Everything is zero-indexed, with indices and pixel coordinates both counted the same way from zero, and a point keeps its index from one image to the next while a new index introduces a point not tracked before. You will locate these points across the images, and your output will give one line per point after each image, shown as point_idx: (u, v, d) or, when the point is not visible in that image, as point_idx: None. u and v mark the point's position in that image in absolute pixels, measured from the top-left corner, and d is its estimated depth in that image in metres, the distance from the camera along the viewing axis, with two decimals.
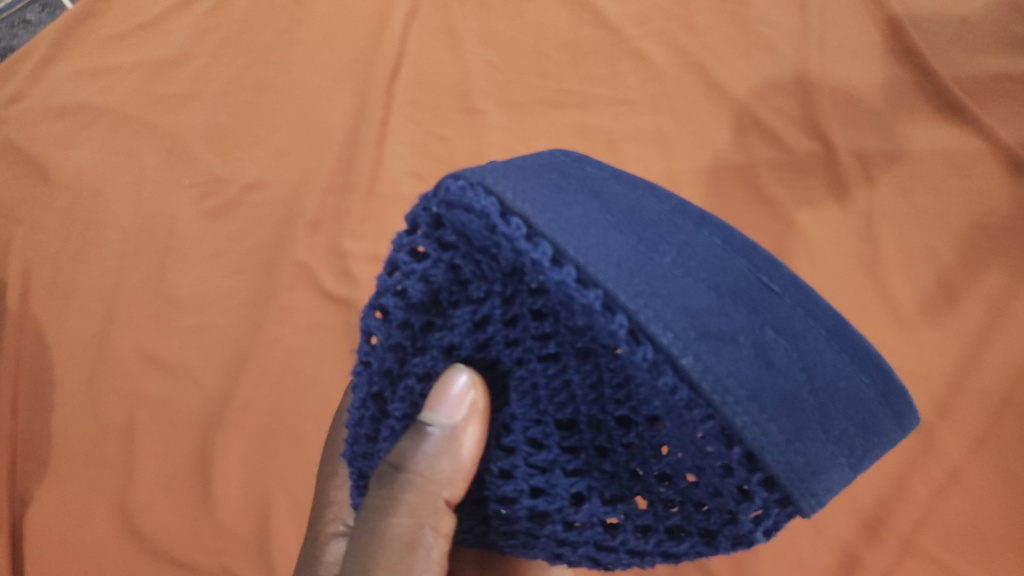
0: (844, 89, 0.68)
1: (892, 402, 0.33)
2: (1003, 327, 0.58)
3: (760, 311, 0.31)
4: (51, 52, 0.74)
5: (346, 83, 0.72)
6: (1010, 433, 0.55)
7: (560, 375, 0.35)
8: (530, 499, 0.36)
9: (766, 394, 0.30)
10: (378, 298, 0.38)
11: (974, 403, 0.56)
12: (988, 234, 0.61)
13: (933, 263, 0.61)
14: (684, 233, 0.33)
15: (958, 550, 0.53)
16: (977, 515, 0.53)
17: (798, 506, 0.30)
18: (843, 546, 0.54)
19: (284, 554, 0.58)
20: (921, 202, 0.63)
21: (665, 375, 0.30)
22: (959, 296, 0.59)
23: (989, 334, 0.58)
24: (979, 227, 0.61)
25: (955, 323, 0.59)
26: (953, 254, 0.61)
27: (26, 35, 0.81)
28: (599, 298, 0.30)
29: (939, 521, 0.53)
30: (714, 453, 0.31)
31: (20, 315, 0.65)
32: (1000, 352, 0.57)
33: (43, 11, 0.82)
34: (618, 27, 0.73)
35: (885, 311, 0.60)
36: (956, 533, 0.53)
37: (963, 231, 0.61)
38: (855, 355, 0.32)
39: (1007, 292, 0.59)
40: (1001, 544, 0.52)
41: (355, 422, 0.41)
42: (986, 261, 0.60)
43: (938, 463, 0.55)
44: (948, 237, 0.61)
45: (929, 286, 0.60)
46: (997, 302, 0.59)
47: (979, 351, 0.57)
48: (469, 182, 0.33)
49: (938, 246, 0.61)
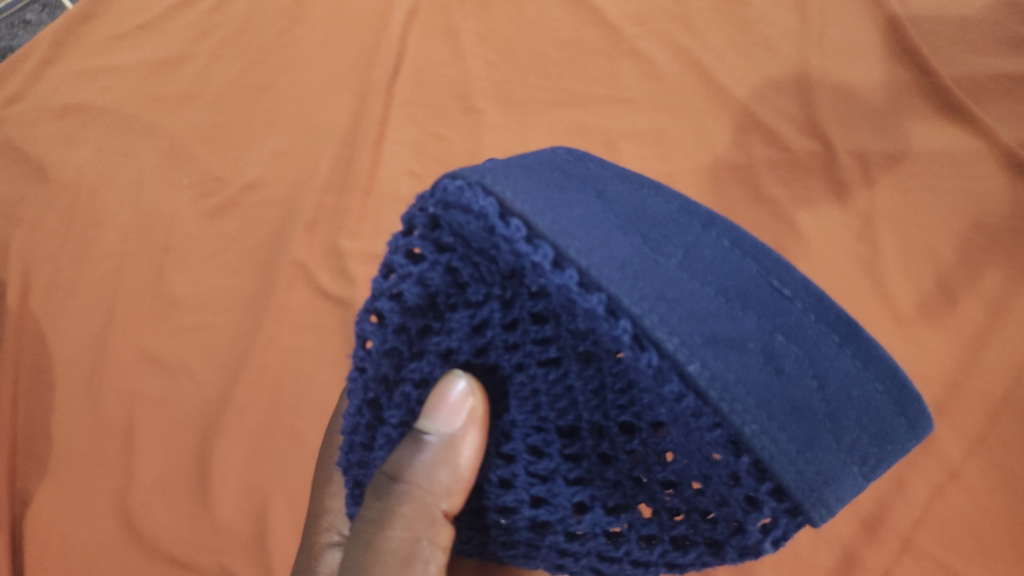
0: (845, 87, 0.67)
1: (907, 409, 0.31)
2: (1003, 328, 0.57)
3: (769, 315, 0.30)
4: (51, 52, 0.72)
5: (345, 82, 0.71)
6: (1010, 433, 0.54)
7: (561, 380, 0.34)
8: (530, 509, 0.35)
9: (776, 401, 0.29)
10: (373, 302, 0.37)
11: (973, 403, 0.55)
12: (988, 234, 0.60)
13: (933, 262, 0.60)
14: (690, 234, 0.32)
15: (957, 553, 0.51)
16: (977, 517, 0.52)
17: (808, 516, 0.29)
18: (843, 545, 0.53)
19: (274, 554, 0.57)
20: (922, 202, 0.61)
21: (671, 382, 0.29)
22: (958, 297, 0.58)
23: (990, 335, 0.57)
24: (979, 226, 0.60)
25: (955, 324, 0.57)
26: (954, 254, 0.60)
27: (26, 35, 0.80)
28: (602, 302, 0.29)
29: (938, 522, 0.52)
30: (721, 463, 0.30)
31: (20, 314, 0.64)
32: (999, 351, 0.56)
33: (43, 11, 0.81)
34: (620, 26, 0.71)
35: (885, 310, 0.59)
36: (955, 531, 0.52)
37: (964, 229, 0.60)
38: (870, 361, 0.31)
39: (1007, 291, 0.58)
40: (1002, 547, 0.51)
41: (349, 429, 0.40)
42: (986, 261, 0.59)
43: (937, 461, 0.54)
44: (948, 237, 0.60)
45: (928, 284, 0.59)
46: (997, 302, 0.58)
47: (978, 350, 0.56)
48: (467, 182, 0.32)
49: (938, 246, 0.60)
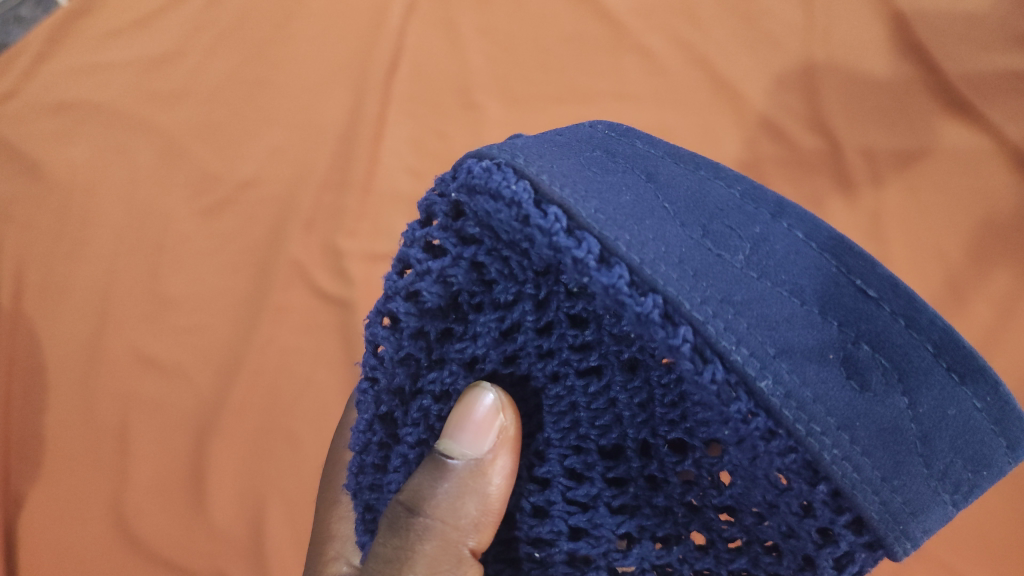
0: (864, 81, 0.60)
1: (1007, 429, 0.26)
2: (1017, 329, 0.52)
3: (850, 321, 0.26)
4: (45, 48, 0.66)
5: (342, 75, 0.65)
6: None
7: (603, 393, 0.30)
8: (569, 542, 0.31)
9: (860, 422, 0.25)
10: (386, 303, 0.33)
11: None
12: (1000, 233, 0.55)
13: (942, 262, 0.55)
14: (758, 225, 0.28)
15: (965, 555, 0.47)
16: (984, 520, 0.48)
17: (891, 553, 0.25)
18: None
19: (260, 557, 0.55)
20: (933, 201, 0.56)
21: (738, 400, 0.24)
22: (967, 297, 0.54)
23: (1001, 337, 0.52)
24: (989, 226, 0.55)
25: (962, 326, 0.53)
26: (965, 251, 0.55)
27: (21, 31, 0.72)
28: (657, 306, 0.25)
29: (949, 526, 0.48)
30: (792, 491, 0.26)
31: (13, 326, 0.59)
32: (1009, 354, 0.52)
33: (38, 6, 0.72)
34: (629, 15, 0.65)
35: None
36: (960, 533, 0.48)
37: (973, 230, 0.55)
38: (968, 375, 0.26)
39: (1018, 292, 0.53)
40: (1012, 553, 0.47)
41: (359, 448, 0.36)
42: (998, 259, 0.54)
43: None
44: (956, 235, 0.55)
45: (937, 282, 0.54)
46: (1007, 303, 0.53)
47: (987, 352, 0.52)
48: (496, 164, 0.28)
49: (947, 243, 0.55)
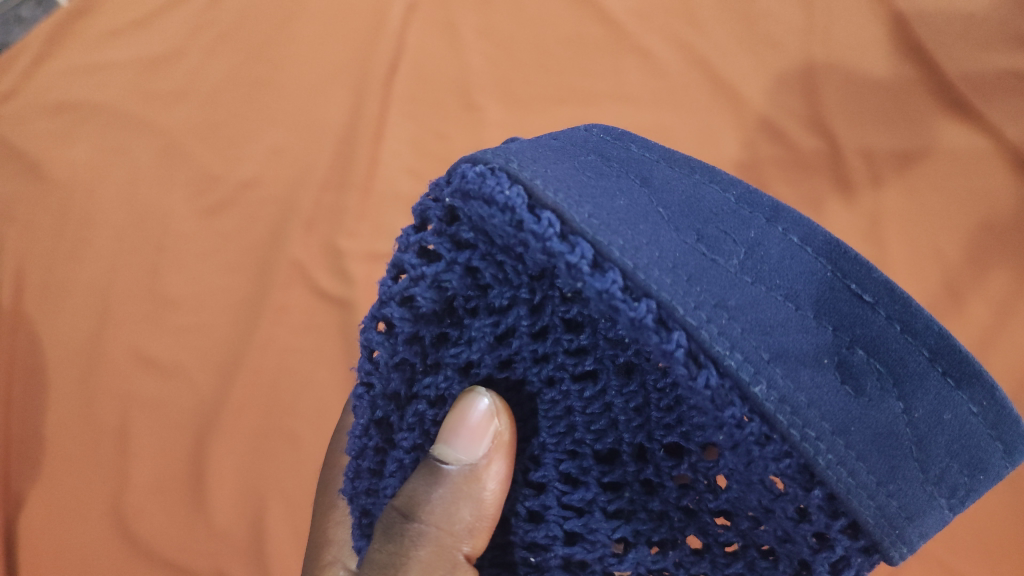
0: (865, 80, 0.60)
1: (1003, 433, 0.26)
2: (1014, 329, 0.52)
3: (845, 325, 0.26)
4: (45, 48, 0.66)
5: (343, 76, 0.65)
6: None
7: (599, 397, 0.30)
8: (564, 547, 0.31)
9: (855, 427, 0.25)
10: (381, 309, 0.32)
11: None
12: (998, 234, 0.54)
13: (940, 262, 0.55)
14: (753, 229, 0.28)
15: (963, 554, 0.47)
16: (982, 521, 0.48)
17: (887, 557, 0.25)
18: None
19: (259, 557, 0.55)
20: (931, 202, 0.56)
21: (732, 406, 0.24)
22: (965, 297, 0.54)
23: (998, 337, 0.52)
24: (987, 226, 0.55)
25: (960, 326, 0.53)
26: (963, 251, 0.55)
27: (21, 31, 0.72)
28: (651, 311, 0.25)
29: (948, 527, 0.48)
30: (787, 495, 0.26)
31: (14, 326, 0.60)
32: (1006, 353, 0.52)
33: (38, 7, 0.73)
34: (629, 15, 0.65)
35: None
36: (959, 533, 0.48)
37: (971, 230, 0.55)
38: (964, 380, 0.26)
39: (1015, 292, 0.53)
40: (1010, 553, 0.47)
41: (356, 453, 0.36)
42: (996, 259, 0.54)
43: None
44: (954, 235, 0.55)
45: (935, 282, 0.54)
46: (1005, 302, 0.53)
47: (985, 352, 0.52)
48: (490, 168, 0.28)
49: (945, 244, 0.55)
